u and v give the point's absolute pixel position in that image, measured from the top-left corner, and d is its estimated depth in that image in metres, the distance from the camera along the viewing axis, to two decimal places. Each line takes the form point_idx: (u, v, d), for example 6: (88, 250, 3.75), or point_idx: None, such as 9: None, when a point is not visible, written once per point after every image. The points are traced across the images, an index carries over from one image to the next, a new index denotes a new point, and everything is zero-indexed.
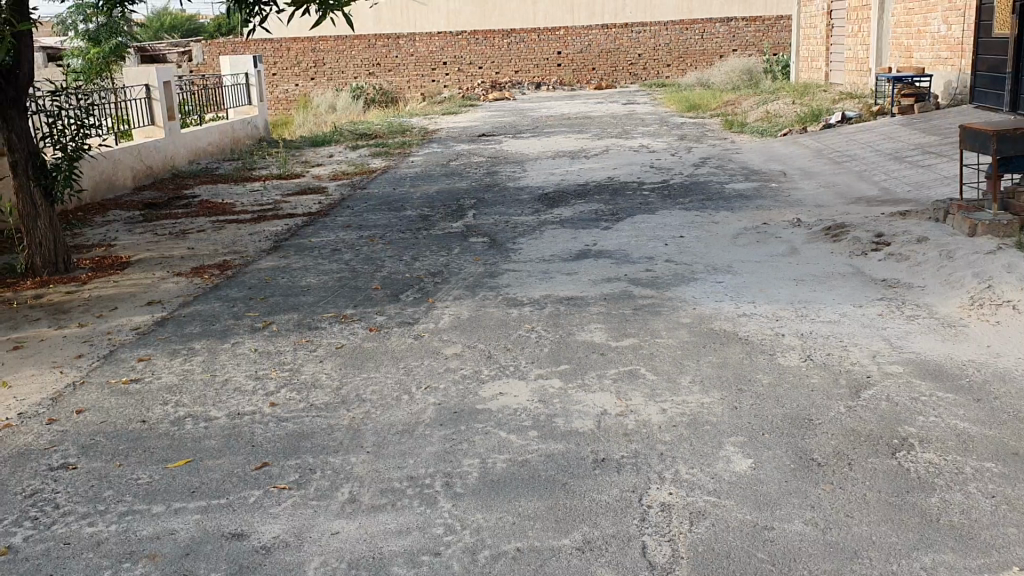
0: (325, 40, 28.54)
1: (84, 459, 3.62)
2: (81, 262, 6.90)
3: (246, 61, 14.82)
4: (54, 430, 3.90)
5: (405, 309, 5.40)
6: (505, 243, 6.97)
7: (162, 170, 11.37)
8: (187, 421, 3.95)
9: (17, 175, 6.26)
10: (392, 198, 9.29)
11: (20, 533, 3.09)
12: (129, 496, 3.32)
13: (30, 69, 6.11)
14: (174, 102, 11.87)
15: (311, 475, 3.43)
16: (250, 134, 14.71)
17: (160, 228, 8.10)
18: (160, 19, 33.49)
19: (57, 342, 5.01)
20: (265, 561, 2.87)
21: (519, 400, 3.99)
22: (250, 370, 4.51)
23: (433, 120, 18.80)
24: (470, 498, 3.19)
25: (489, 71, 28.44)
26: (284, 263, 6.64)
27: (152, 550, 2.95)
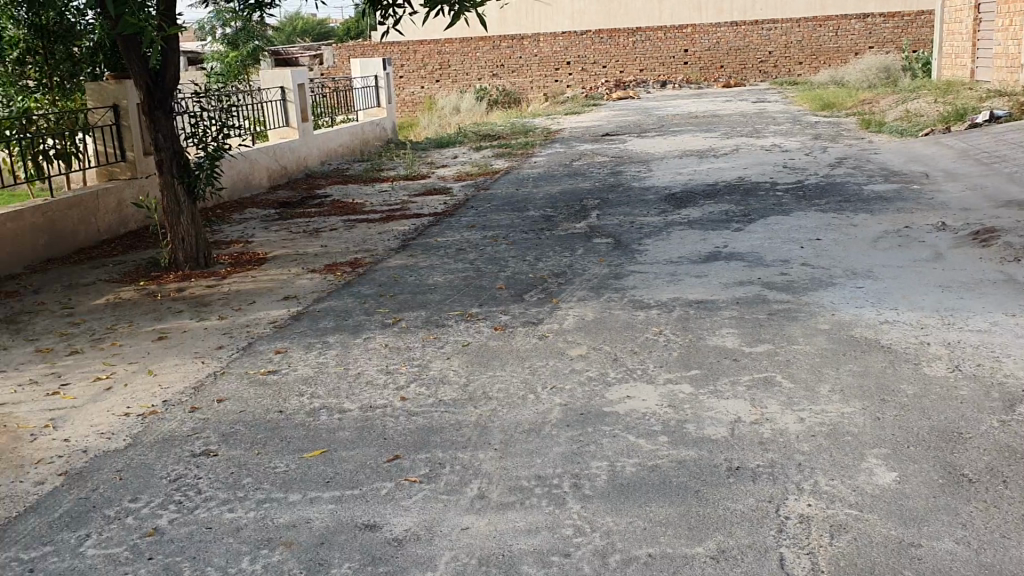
0: (451, 42, 29.01)
1: (224, 447, 3.75)
2: (220, 257, 7.18)
3: (376, 63, 15.17)
4: (197, 417, 4.06)
5: (531, 309, 5.40)
6: (631, 244, 6.90)
7: (294, 170, 11.74)
8: (322, 412, 4.04)
9: (163, 174, 6.57)
10: (518, 198, 9.34)
11: (166, 516, 3.22)
12: (267, 484, 3.42)
13: (176, 74, 6.39)
14: (307, 104, 12.23)
15: (441, 470, 3.45)
16: (379, 135, 15.04)
17: (294, 226, 8.36)
18: (293, 23, 34.73)
19: (199, 334, 5.22)
20: (396, 554, 2.89)
21: (647, 404, 3.93)
22: (381, 364, 4.60)
23: (557, 119, 18.85)
24: (599, 501, 3.15)
25: (614, 70, 28.28)
26: (412, 261, 6.74)
27: (289, 538, 3.03)
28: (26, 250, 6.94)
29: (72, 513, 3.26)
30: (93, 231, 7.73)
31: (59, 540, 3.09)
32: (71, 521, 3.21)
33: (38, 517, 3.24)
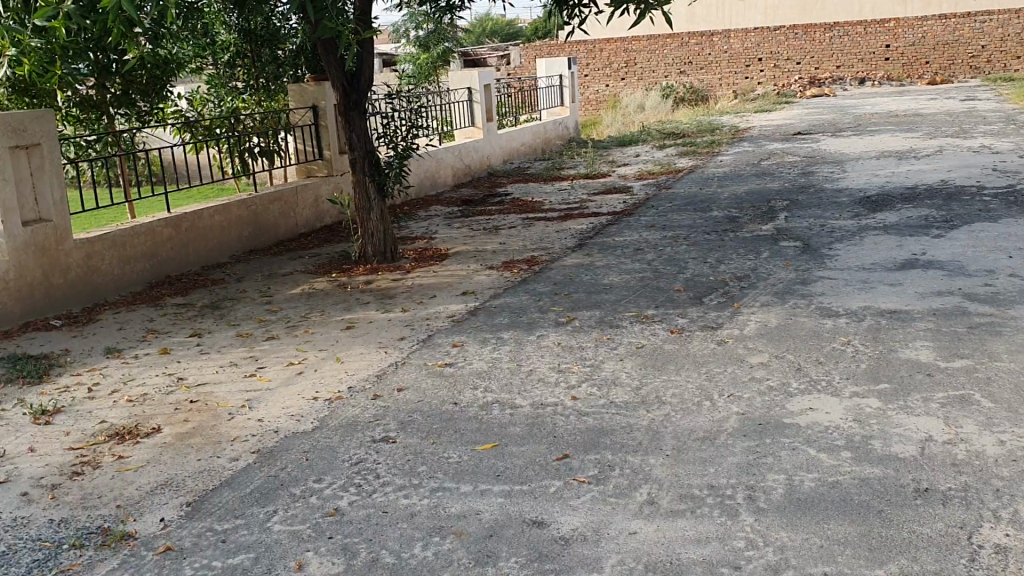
0: (638, 40, 28.79)
1: (402, 435, 3.88)
2: (405, 252, 7.43)
3: (561, 63, 15.29)
4: (378, 404, 4.22)
5: (710, 313, 5.28)
6: (819, 249, 6.62)
7: (478, 169, 12.01)
8: (495, 406, 4.12)
9: (356, 171, 6.87)
10: (700, 198, 9.17)
11: (346, 497, 3.38)
12: (441, 473, 3.51)
13: (371, 75, 6.67)
14: (493, 104, 12.47)
15: (610, 473, 3.43)
16: (562, 134, 15.16)
17: (476, 223, 8.56)
18: (483, 24, 35.60)
19: (383, 325, 5.43)
20: (563, 552, 2.90)
21: (830, 417, 3.75)
22: (554, 362, 4.62)
23: (745, 118, 18.35)
24: (774, 515, 3.03)
25: (808, 66, 27.18)
26: (589, 261, 6.74)
27: (459, 527, 3.10)
28: (232, 241, 7.45)
29: (262, 489, 3.48)
30: (291, 225, 8.19)
31: (250, 514, 3.30)
32: (261, 496, 3.42)
33: (231, 491, 3.47)
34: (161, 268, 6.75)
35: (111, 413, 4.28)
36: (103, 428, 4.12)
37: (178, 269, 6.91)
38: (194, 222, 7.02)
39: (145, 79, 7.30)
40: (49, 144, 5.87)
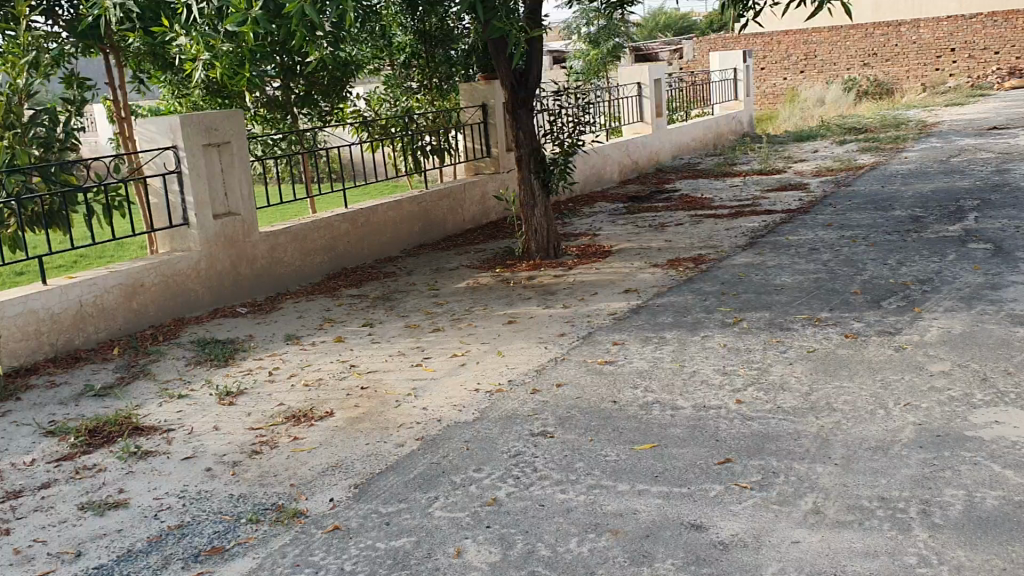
0: (819, 31, 26.17)
1: (561, 430, 3.90)
2: (569, 249, 7.46)
3: (736, 56, 14.92)
4: (538, 399, 4.26)
5: (887, 317, 5.03)
6: (1013, 251, 6.17)
7: (646, 165, 11.91)
8: (655, 406, 4.07)
9: (522, 168, 6.96)
10: (881, 196, 8.73)
11: (504, 489, 3.43)
12: (599, 470, 3.51)
13: (539, 73, 6.75)
14: (663, 99, 12.33)
15: (774, 479, 3.33)
16: (735, 129, 14.79)
17: (642, 220, 8.48)
18: (656, 19, 35.27)
19: (545, 320, 5.47)
20: (721, 557, 2.84)
21: (1018, 432, 3.50)
22: (718, 364, 4.53)
23: (934, 111, 17.32)
24: (950, 533, 2.85)
25: (1010, 57, 24.11)
26: (758, 260, 6.55)
27: (615, 526, 3.09)
28: (404, 236, 7.70)
29: (424, 476, 3.58)
30: (459, 221, 8.38)
31: (412, 499, 3.41)
32: (423, 482, 3.53)
33: (395, 476, 3.60)
34: (338, 260, 7.06)
35: (287, 396, 4.52)
36: (279, 411, 4.35)
37: (353, 262, 7.21)
38: (368, 216, 7.30)
39: (325, 80, 7.60)
40: (239, 142, 6.26)
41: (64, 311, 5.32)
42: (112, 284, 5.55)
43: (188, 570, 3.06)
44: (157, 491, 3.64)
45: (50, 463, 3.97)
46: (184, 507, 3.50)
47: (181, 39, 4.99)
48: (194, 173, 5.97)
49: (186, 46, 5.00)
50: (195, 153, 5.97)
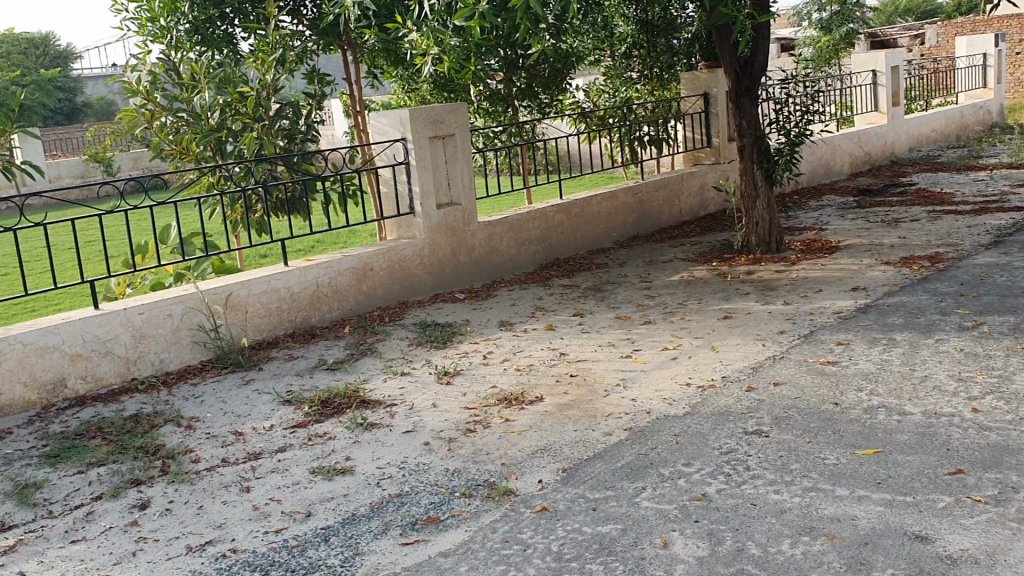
0: None
1: (776, 430, 3.78)
2: (792, 243, 7.18)
3: (986, 40, 13.79)
4: (753, 396, 4.14)
5: None
6: None
7: (880, 157, 11.25)
8: (881, 411, 3.85)
9: (744, 159, 6.77)
10: None
11: (713, 485, 3.37)
12: (815, 473, 3.37)
13: (765, 60, 6.54)
14: (900, 88, 11.60)
15: (1013, 495, 3.06)
16: (982, 119, 13.67)
17: (872, 215, 8.03)
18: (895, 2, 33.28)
19: (763, 316, 5.31)
20: (948, 573, 2.66)
21: None
22: (953, 370, 4.22)
23: None
24: None
25: None
26: (1004, 260, 6.04)
27: (831, 531, 2.96)
28: (619, 226, 7.71)
29: (633, 465, 3.58)
30: (676, 212, 8.28)
31: (620, 487, 3.41)
32: (631, 472, 3.52)
33: (603, 463, 3.61)
34: (553, 249, 7.18)
35: (501, 379, 4.65)
36: (493, 392, 4.48)
37: (568, 251, 7.30)
38: (583, 207, 7.37)
39: (547, 72, 7.77)
40: (462, 134, 6.47)
41: (302, 290, 5.73)
42: (344, 267, 5.93)
43: (405, 537, 3.23)
44: (378, 461, 3.86)
45: (285, 429, 4.30)
46: (403, 478, 3.68)
47: (412, 35, 5.20)
48: (419, 164, 6.24)
49: (416, 41, 5.20)
50: (420, 144, 6.22)
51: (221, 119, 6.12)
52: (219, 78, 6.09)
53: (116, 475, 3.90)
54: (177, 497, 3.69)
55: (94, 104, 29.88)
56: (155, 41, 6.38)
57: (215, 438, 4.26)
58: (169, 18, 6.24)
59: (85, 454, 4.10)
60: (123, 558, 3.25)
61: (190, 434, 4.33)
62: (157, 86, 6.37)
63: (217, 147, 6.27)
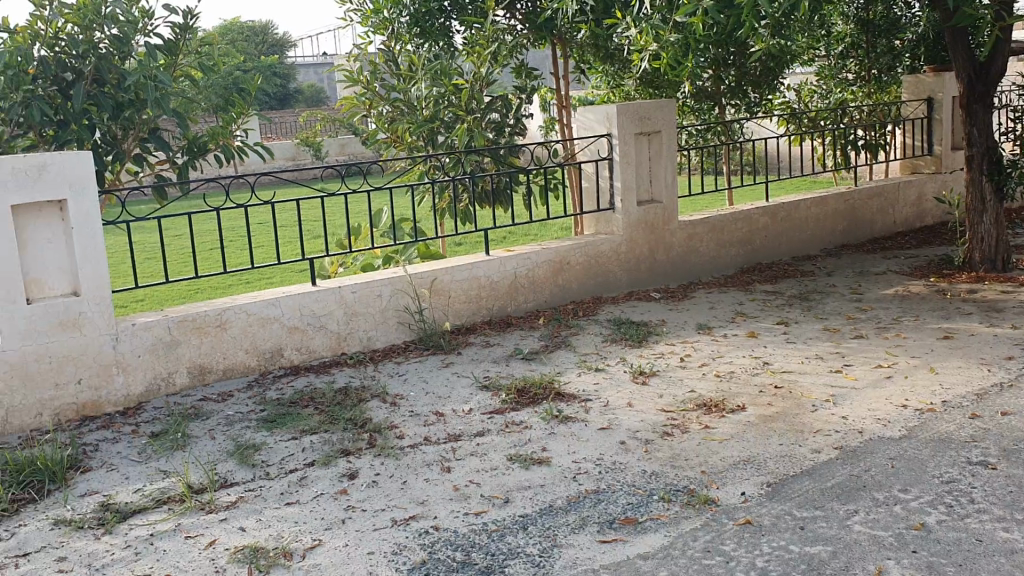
0: None
1: (1004, 463, 3.50)
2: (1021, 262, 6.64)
3: None
4: (977, 425, 3.86)
5: None
6: None
7: None
8: None
9: (972, 170, 6.33)
10: None
11: (934, 515, 3.15)
12: None
13: (1004, 64, 6.08)
14: None
15: None
16: None
17: None
18: None
19: (988, 339, 4.94)
20: None
21: None
22: None
23: None
24: None
25: None
26: None
27: None
28: (826, 234, 7.38)
29: (844, 486, 3.41)
30: (889, 222, 7.83)
31: (830, 508, 3.26)
32: (842, 494, 3.35)
33: (812, 481, 3.46)
34: (755, 253, 6.96)
35: (700, 383, 4.55)
36: (693, 396, 4.38)
37: (770, 256, 7.06)
38: (790, 211, 7.10)
39: (759, 71, 7.51)
40: (669, 132, 6.36)
41: (501, 279, 5.82)
42: (543, 259, 5.97)
43: (603, 534, 3.20)
44: (576, 455, 3.85)
45: (484, 414, 4.38)
46: (601, 475, 3.66)
47: (631, 31, 5.13)
48: (623, 161, 6.18)
49: (634, 37, 5.12)
50: (626, 140, 6.16)
51: (434, 110, 6.28)
52: (435, 70, 6.27)
53: (327, 444, 4.09)
54: (382, 471, 3.83)
55: (306, 90, 31.66)
56: (377, 32, 6.68)
57: (418, 417, 4.40)
58: (392, 10, 6.48)
59: (299, 421, 4.34)
60: (333, 524, 3.41)
61: (395, 410, 4.48)
62: (377, 75, 6.59)
63: (429, 137, 6.45)
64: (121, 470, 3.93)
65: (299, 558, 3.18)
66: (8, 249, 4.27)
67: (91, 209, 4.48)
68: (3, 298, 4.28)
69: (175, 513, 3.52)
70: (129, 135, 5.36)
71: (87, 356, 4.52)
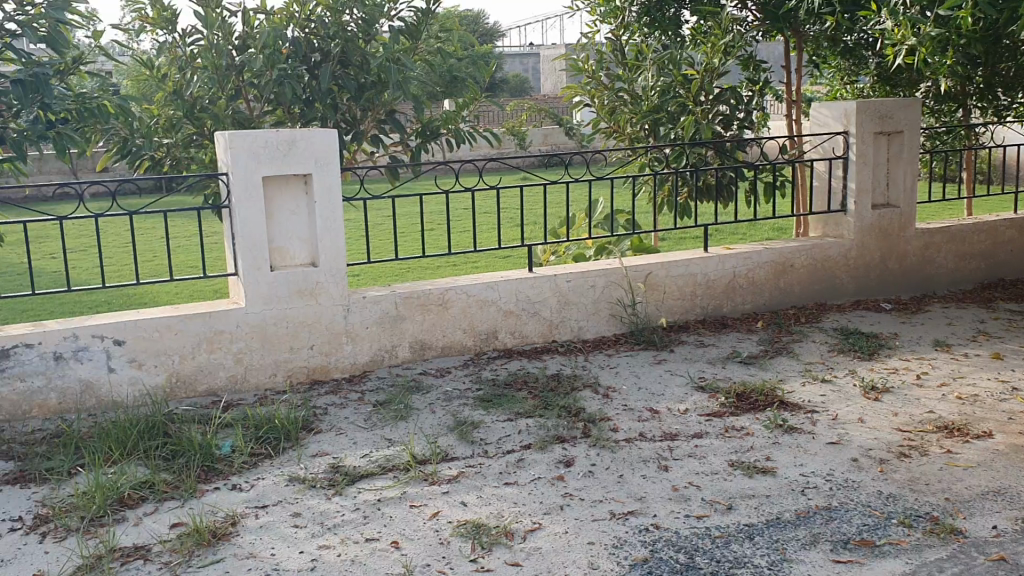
0: None
1: None
2: None
3: None
4: None
5: None
6: None
7: None
8: None
9: None
10: None
11: None
12: None
13: None
14: None
15: None
16: None
17: None
18: None
19: None
20: None
21: None
22: None
23: None
24: None
25: None
26: None
27: None
28: None
29: None
30: None
31: None
32: None
33: None
34: (996, 269, 6.45)
35: (938, 404, 4.24)
36: (931, 418, 4.09)
37: (1014, 271, 6.53)
38: None
39: None
40: (912, 132, 5.97)
41: (720, 278, 5.66)
42: (765, 260, 5.76)
43: (837, 554, 3.03)
44: (803, 468, 3.67)
45: (702, 415, 4.26)
46: (831, 491, 3.48)
47: (886, 23, 4.83)
48: (859, 161, 5.86)
49: (889, 30, 4.82)
50: (865, 140, 5.84)
51: (661, 100, 6.24)
52: (664, 60, 6.20)
53: (543, 429, 4.10)
54: (599, 462, 3.79)
55: (512, 80, 32.33)
56: (605, 21, 6.61)
57: (632, 411, 4.33)
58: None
59: (515, 405, 4.37)
60: (552, 509, 3.40)
61: (609, 402, 4.44)
62: (603, 65, 6.63)
63: (653, 128, 6.39)
64: (348, 435, 4.09)
65: (520, 539, 3.18)
66: (257, 219, 4.53)
67: (334, 182, 4.65)
68: (251, 265, 4.54)
69: (400, 481, 3.62)
70: (368, 116, 5.60)
71: (321, 323, 4.74)
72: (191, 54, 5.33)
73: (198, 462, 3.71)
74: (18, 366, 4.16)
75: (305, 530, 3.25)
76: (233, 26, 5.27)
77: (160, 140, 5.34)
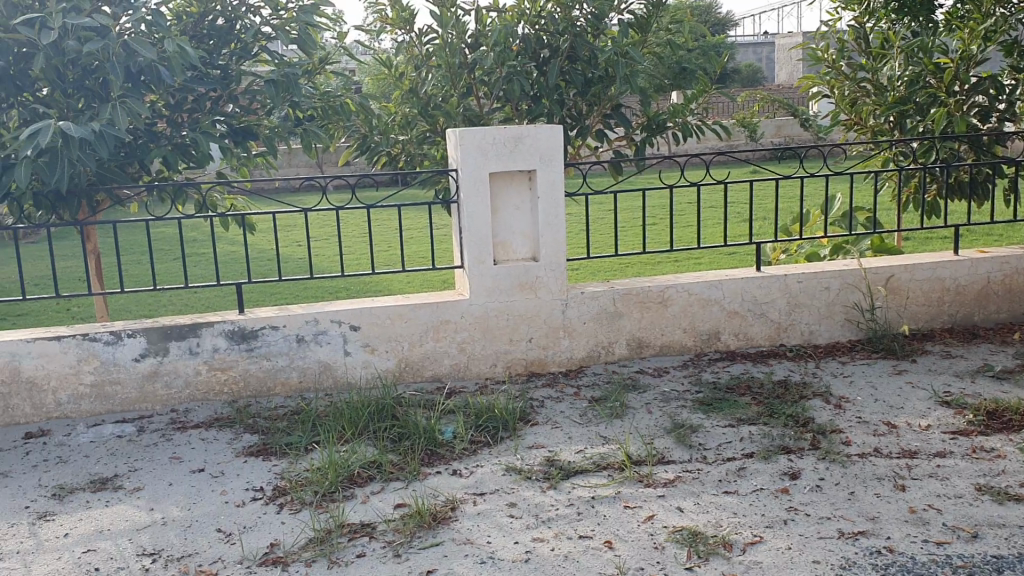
0: None
1: None
2: None
3: None
4: None
5: None
6: None
7: None
8: None
9: None
10: None
11: None
12: None
13: None
14: None
15: None
16: None
17: None
18: None
19: None
20: None
21: None
22: None
23: None
24: None
25: None
26: None
27: None
28: None
29: None
30: None
31: None
32: None
33: None
34: None
35: None
36: None
37: None
38: None
39: None
40: None
41: (970, 283, 5.21)
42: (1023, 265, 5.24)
43: None
44: None
45: (946, 433, 3.92)
46: None
47: None
48: None
49: None
50: None
51: (909, 91, 5.81)
52: (915, 48, 5.72)
53: (767, 437, 3.93)
54: (827, 476, 3.58)
55: (744, 71, 31.48)
56: (848, 8, 6.24)
57: (866, 424, 4.06)
58: None
59: (737, 410, 4.22)
60: (774, 523, 3.24)
61: (840, 413, 4.18)
62: (845, 53, 6.25)
63: (899, 121, 6.00)
64: (565, 430, 4.10)
65: (739, 551, 3.05)
66: (483, 213, 4.63)
67: (558, 178, 4.67)
68: (475, 258, 4.65)
69: (615, 480, 3.58)
70: (594, 111, 5.58)
71: (540, 317, 4.78)
72: (427, 53, 5.53)
73: (422, 446, 3.84)
74: (265, 346, 4.47)
75: (520, 521, 3.28)
76: (467, 25, 5.40)
77: (396, 137, 5.55)
